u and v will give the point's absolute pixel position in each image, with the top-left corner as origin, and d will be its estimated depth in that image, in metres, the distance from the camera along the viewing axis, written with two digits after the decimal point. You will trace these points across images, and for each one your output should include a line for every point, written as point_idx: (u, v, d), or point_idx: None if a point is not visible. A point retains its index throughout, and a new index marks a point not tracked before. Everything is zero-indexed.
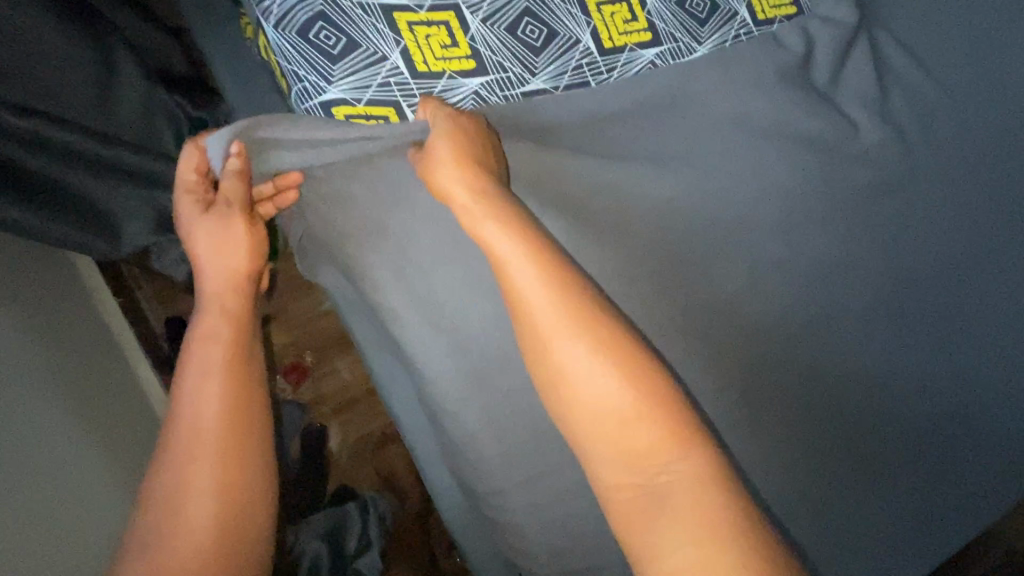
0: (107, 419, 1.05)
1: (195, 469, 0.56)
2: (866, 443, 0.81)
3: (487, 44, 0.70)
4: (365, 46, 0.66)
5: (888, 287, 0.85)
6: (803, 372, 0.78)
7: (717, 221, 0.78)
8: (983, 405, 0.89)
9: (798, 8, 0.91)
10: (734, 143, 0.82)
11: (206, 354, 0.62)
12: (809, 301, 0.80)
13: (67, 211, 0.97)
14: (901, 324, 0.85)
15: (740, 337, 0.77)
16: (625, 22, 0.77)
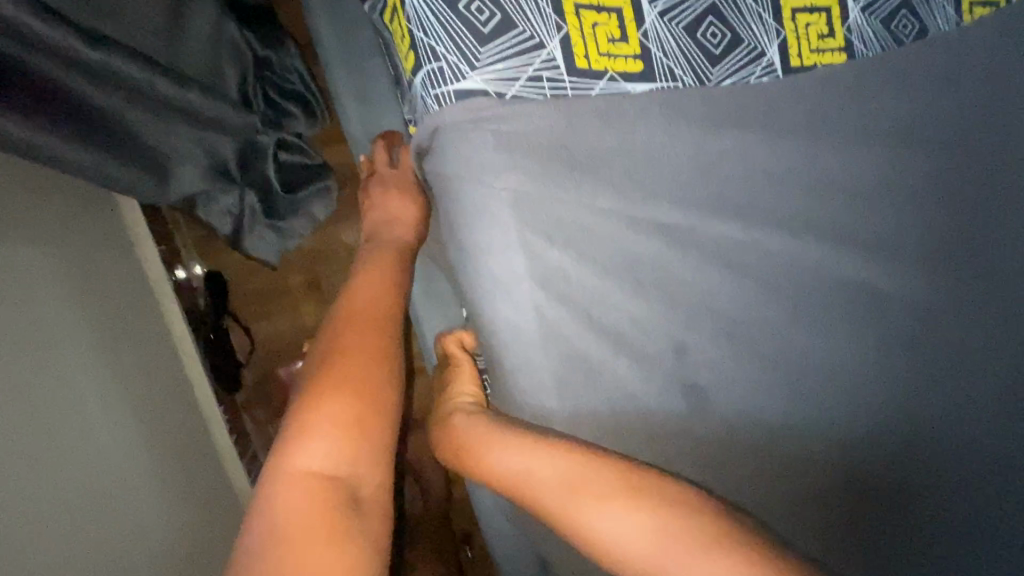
0: (132, 364, 0.99)
1: (335, 384, 0.49)
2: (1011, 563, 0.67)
3: (661, 43, 0.58)
4: (522, 28, 0.54)
5: None
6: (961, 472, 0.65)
7: (873, 291, 0.66)
8: None
9: None
10: (909, 197, 0.68)
11: (372, 274, 0.57)
12: (964, 394, 0.67)
13: (114, 150, 0.86)
14: None
15: (878, 430, 0.64)
16: (819, 38, 0.64)
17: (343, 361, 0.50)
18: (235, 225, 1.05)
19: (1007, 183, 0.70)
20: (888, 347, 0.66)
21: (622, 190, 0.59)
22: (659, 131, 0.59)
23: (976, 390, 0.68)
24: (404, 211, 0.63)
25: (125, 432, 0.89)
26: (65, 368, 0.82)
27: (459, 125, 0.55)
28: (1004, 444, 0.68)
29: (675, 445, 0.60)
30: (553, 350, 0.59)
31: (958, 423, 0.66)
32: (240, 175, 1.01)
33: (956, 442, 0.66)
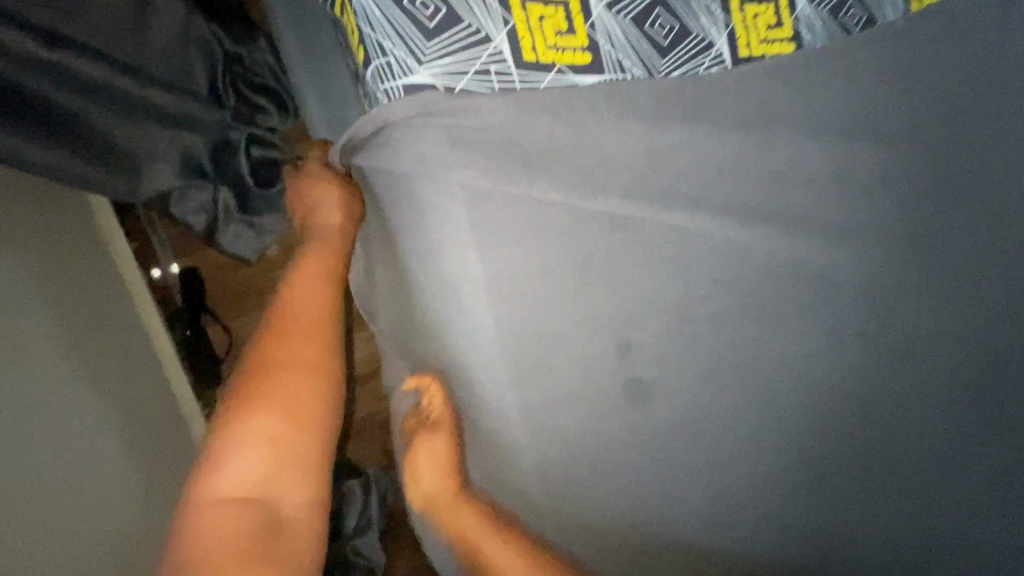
0: (106, 372, 0.98)
1: (269, 400, 0.53)
2: (946, 535, 0.69)
3: (608, 35, 0.59)
4: (467, 21, 0.55)
5: (1004, 371, 0.72)
6: (889, 448, 0.69)
7: (819, 277, 0.68)
8: None
9: None
10: (857, 185, 0.69)
11: (310, 283, 0.59)
12: (905, 375, 0.69)
13: (77, 148, 0.86)
14: (1005, 414, 0.72)
15: (814, 410, 0.67)
16: (768, 28, 0.65)
17: (278, 374, 0.54)
18: (210, 222, 1.04)
19: (954, 172, 0.72)
20: (832, 330, 0.68)
21: (574, 181, 0.60)
22: (610, 125, 0.60)
23: (920, 371, 0.70)
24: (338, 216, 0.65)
25: (104, 450, 0.88)
26: (41, 396, 0.80)
27: (408, 121, 0.56)
28: (942, 423, 0.70)
29: (622, 431, 0.62)
30: (511, 336, 0.59)
31: (894, 401, 0.69)
32: (212, 171, 1.01)
33: (896, 421, 0.69)
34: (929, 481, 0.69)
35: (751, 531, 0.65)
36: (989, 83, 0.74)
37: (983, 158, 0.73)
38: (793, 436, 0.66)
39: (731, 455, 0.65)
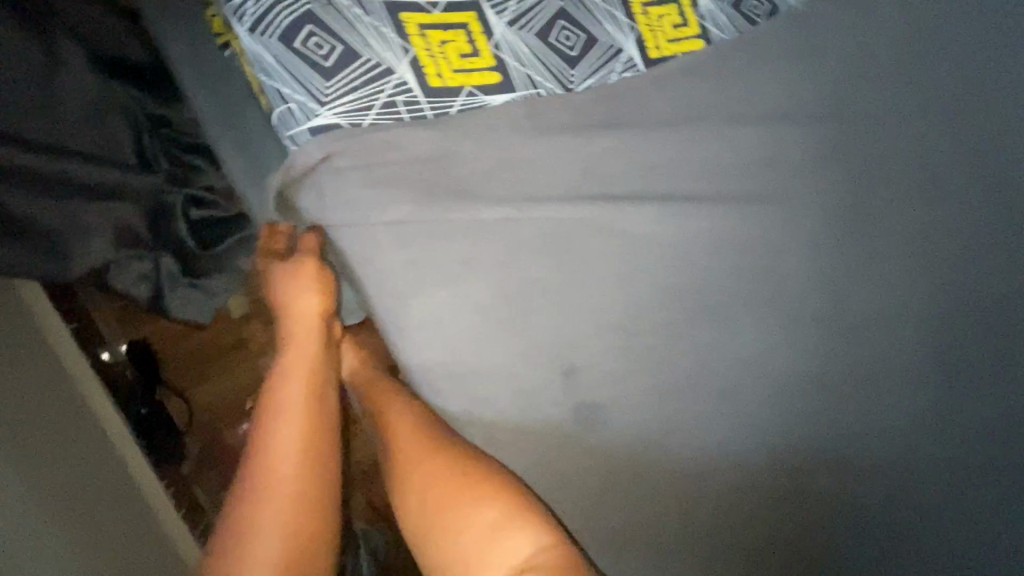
0: (59, 484, 0.87)
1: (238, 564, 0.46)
2: (931, 504, 0.68)
3: (514, 53, 0.58)
4: (365, 56, 0.53)
5: (953, 334, 0.73)
6: (854, 426, 0.69)
7: (759, 265, 0.68)
8: None
9: None
10: (785, 170, 0.70)
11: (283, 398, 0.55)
12: (856, 349, 0.70)
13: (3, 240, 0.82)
14: (967, 373, 0.72)
15: (771, 395, 0.68)
16: (674, 28, 0.65)
17: (258, 526, 0.47)
18: (154, 288, 1.00)
19: (877, 147, 0.73)
20: (778, 317, 0.69)
21: (499, 204, 0.58)
22: (533, 144, 0.59)
23: (870, 344, 0.71)
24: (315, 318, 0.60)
25: (77, 560, 0.80)
26: (15, 534, 0.71)
27: (318, 172, 0.54)
28: (903, 391, 0.70)
29: (581, 447, 0.62)
30: (450, 378, 0.59)
31: (850, 376, 0.70)
32: (149, 238, 0.97)
33: (861, 403, 0.69)
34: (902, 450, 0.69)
35: (735, 541, 0.64)
36: (893, 58, 0.76)
37: (900, 129, 0.75)
38: (751, 424, 0.67)
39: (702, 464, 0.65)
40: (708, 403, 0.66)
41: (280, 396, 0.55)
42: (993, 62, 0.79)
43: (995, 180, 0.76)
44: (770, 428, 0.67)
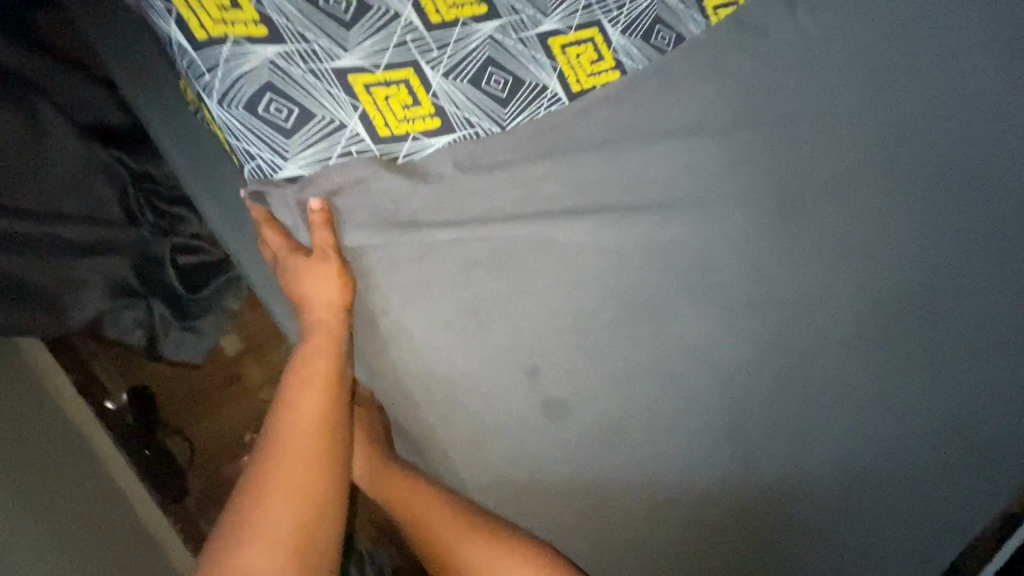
0: (71, 519, 0.95)
1: (269, 535, 0.48)
2: (832, 452, 0.82)
3: (451, 100, 0.66)
4: (320, 115, 0.62)
5: (854, 308, 0.84)
6: (777, 395, 0.79)
7: (689, 263, 0.77)
8: (949, 412, 0.88)
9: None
10: (706, 178, 0.78)
11: (302, 382, 0.57)
12: (775, 330, 0.80)
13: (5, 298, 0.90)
14: (866, 340, 0.84)
15: (709, 378, 0.76)
16: (591, 64, 0.73)
17: (277, 494, 0.50)
18: (148, 334, 1.07)
19: (786, 153, 0.83)
20: (709, 308, 0.77)
21: (452, 231, 0.67)
22: (476, 178, 0.68)
23: (786, 325, 0.81)
24: (339, 314, 0.62)
25: None
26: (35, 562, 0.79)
27: (328, 205, 0.63)
28: (813, 362, 0.82)
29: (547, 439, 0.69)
30: (427, 386, 0.66)
31: (772, 354, 0.80)
32: (140, 288, 1.04)
33: (786, 379, 0.80)
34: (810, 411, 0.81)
35: (687, 512, 0.74)
36: (798, 67, 0.84)
37: (804, 133, 0.84)
38: (694, 405, 0.75)
39: (656, 449, 0.73)
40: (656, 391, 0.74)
41: (301, 375, 0.57)
42: (882, 66, 0.90)
43: (887, 175, 0.88)
44: (709, 406, 0.76)
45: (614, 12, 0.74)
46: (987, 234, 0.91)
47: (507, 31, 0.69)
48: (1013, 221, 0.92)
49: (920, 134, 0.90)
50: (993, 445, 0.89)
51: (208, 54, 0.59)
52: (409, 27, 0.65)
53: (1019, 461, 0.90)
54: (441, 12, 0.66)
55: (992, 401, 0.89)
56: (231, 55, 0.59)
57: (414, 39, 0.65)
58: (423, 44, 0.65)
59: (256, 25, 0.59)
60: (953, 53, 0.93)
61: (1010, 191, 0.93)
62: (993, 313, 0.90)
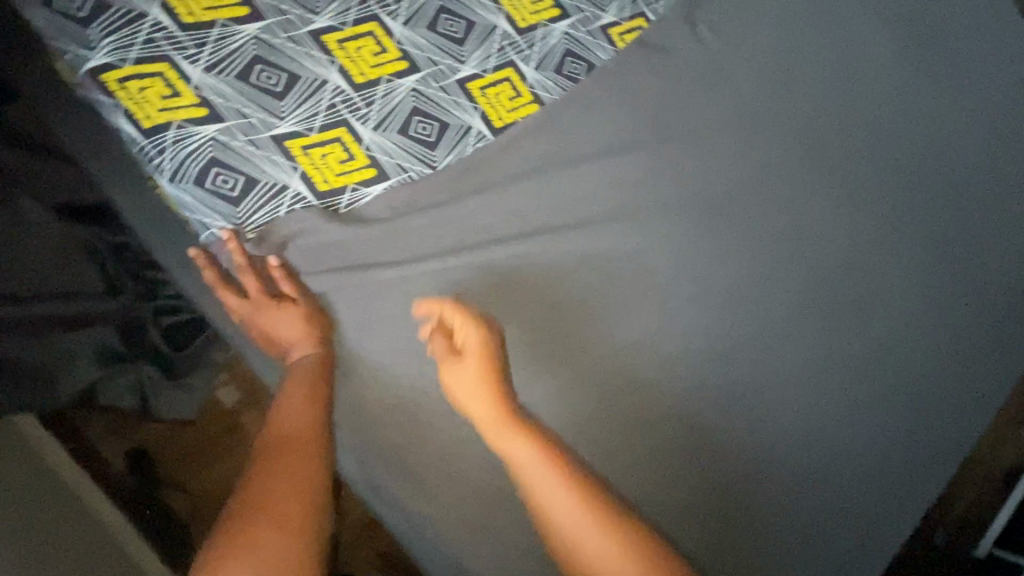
0: None
1: (283, 522, 0.52)
2: (786, 429, 0.87)
3: (383, 150, 0.73)
4: (264, 180, 0.68)
5: (789, 291, 0.91)
6: (728, 382, 0.84)
7: (626, 268, 0.83)
8: (891, 377, 0.94)
9: (645, 20, 0.91)
10: (631, 189, 0.85)
11: (288, 400, 0.63)
12: (716, 321, 0.86)
13: (13, 382, 0.95)
14: (802, 319, 0.91)
15: (658, 373, 0.82)
16: (510, 100, 0.80)
17: (271, 485, 0.55)
18: (139, 395, 1.19)
19: (706, 156, 0.89)
20: (649, 308, 0.83)
21: (397, 267, 0.73)
22: (417, 218, 0.74)
23: (726, 315, 0.87)
24: (316, 346, 0.69)
25: None
26: None
27: (290, 253, 0.71)
28: (756, 346, 0.87)
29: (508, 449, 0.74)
30: (393, 406, 0.73)
31: (715, 343, 0.85)
32: (128, 351, 1.13)
33: (733, 364, 0.85)
34: (762, 392, 0.86)
35: (656, 499, 0.79)
36: (706, 78, 0.91)
37: (721, 135, 0.91)
38: (647, 401, 0.80)
39: (619, 444, 0.78)
40: (609, 391, 0.79)
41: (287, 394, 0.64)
42: (785, 66, 0.97)
43: (804, 164, 0.95)
44: (661, 399, 0.81)
45: (525, 51, 0.81)
46: (900, 209, 0.99)
47: (428, 81, 0.76)
48: (923, 196, 1.01)
49: (829, 123, 0.98)
50: (932, 402, 0.96)
51: (157, 139, 0.65)
52: (337, 90, 0.71)
53: (952, 412, 0.98)
54: (365, 72, 0.73)
55: (927, 361, 0.97)
56: (177, 137, 0.65)
57: (342, 100, 0.72)
58: (351, 104, 0.72)
59: (196, 107, 0.66)
60: (849, 46, 1.01)
61: (915, 168, 1.01)
62: (915, 280, 0.98)
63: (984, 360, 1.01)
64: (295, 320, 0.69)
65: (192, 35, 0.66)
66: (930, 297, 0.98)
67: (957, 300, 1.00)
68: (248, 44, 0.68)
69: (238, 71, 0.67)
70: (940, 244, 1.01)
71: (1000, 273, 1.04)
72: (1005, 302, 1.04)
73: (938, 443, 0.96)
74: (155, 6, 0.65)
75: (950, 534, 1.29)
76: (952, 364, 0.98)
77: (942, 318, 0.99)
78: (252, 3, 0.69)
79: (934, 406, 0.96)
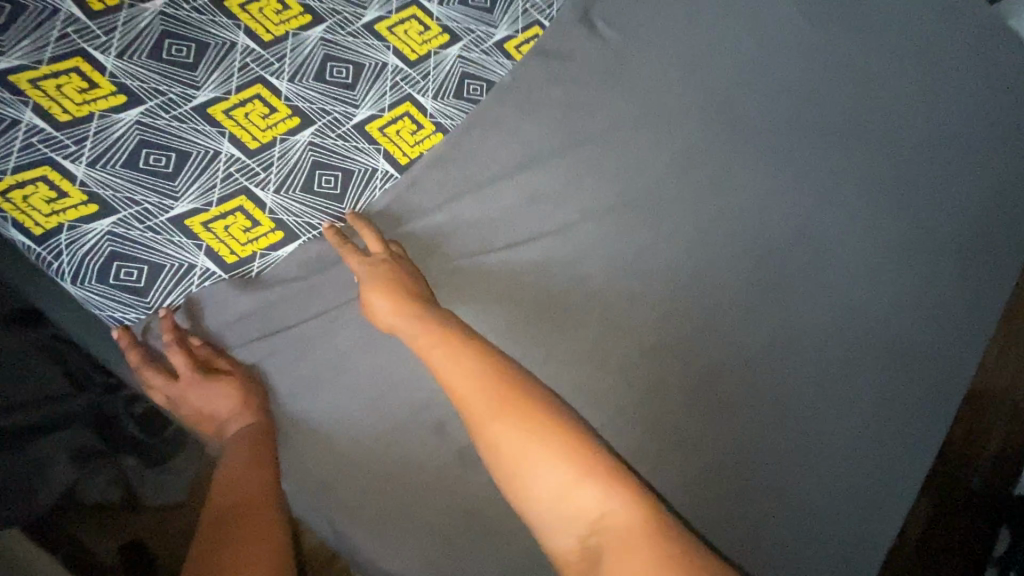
0: None
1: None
2: (760, 411, 0.84)
3: (288, 210, 0.72)
4: (170, 263, 0.67)
5: (734, 270, 0.88)
6: (687, 375, 0.82)
7: (563, 278, 0.81)
8: (858, 337, 0.91)
9: (540, 28, 0.89)
10: (553, 199, 0.83)
11: (233, 466, 0.62)
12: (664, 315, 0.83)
13: None
14: (753, 295, 0.88)
15: (610, 378, 0.80)
16: (412, 134, 0.79)
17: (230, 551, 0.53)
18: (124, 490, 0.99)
19: (624, 150, 0.88)
20: (593, 314, 0.81)
21: (320, 324, 0.71)
22: (334, 271, 0.72)
23: (674, 307, 0.84)
24: (254, 413, 0.68)
25: None
26: None
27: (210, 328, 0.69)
28: (712, 332, 0.85)
29: (468, 489, 0.72)
30: (343, 467, 0.71)
31: (667, 338, 0.83)
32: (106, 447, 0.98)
33: (690, 355, 0.83)
34: (726, 379, 0.83)
35: None
36: (610, 73, 0.90)
37: (636, 127, 0.89)
38: (605, 410, 0.79)
39: None
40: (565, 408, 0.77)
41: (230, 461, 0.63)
42: (690, 46, 0.96)
43: (729, 139, 0.93)
44: (620, 407, 0.79)
45: (421, 83, 0.80)
46: (833, 164, 0.97)
47: (324, 132, 0.75)
48: (856, 147, 0.99)
49: (747, 94, 0.96)
50: (909, 350, 0.93)
51: (51, 243, 0.64)
52: (231, 159, 0.70)
53: (933, 356, 0.94)
54: (258, 136, 0.72)
55: (895, 311, 0.94)
56: (71, 238, 0.64)
57: (238, 168, 0.71)
58: (248, 171, 0.71)
59: (85, 204, 0.65)
60: (755, 13, 1.00)
61: (842, 120, 0.99)
62: (865, 233, 0.95)
63: (957, 299, 0.97)
64: (228, 390, 0.67)
65: (70, 133, 0.65)
66: (884, 247, 0.95)
67: (915, 242, 0.97)
68: (130, 130, 0.67)
69: (123, 160, 0.67)
70: (888, 192, 0.98)
71: (956, 208, 1.00)
72: (967, 234, 1.00)
73: (925, 391, 0.93)
74: (27, 111, 0.64)
75: (982, 477, 1.22)
76: (924, 310, 0.95)
77: (904, 264, 0.95)
78: (128, 89, 0.68)
79: (912, 354, 0.93)
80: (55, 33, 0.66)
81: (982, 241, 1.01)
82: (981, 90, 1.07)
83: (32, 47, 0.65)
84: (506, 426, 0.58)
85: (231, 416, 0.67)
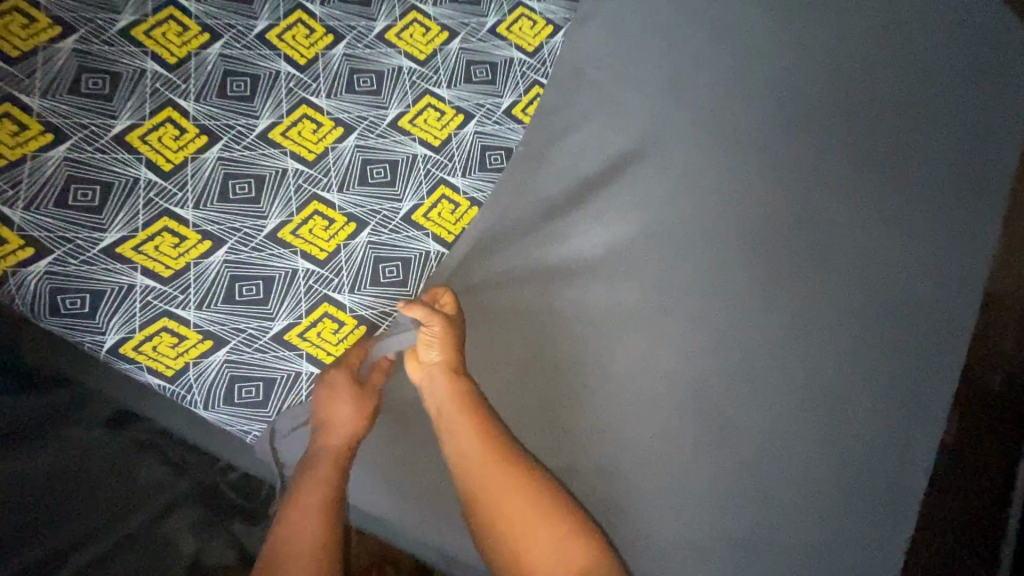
0: None
1: None
2: (813, 390, 0.90)
3: (365, 306, 0.82)
4: (280, 374, 0.78)
5: (762, 264, 0.95)
6: (737, 372, 0.89)
7: (607, 309, 0.90)
8: (897, 300, 0.96)
9: (540, 87, 0.98)
10: (584, 238, 0.92)
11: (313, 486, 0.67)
12: (704, 321, 0.91)
13: None
14: (785, 284, 0.94)
15: (670, 389, 0.88)
16: (452, 213, 0.89)
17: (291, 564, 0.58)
18: None
19: (639, 179, 0.95)
20: (641, 335, 0.89)
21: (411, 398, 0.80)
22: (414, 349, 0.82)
23: (713, 312, 0.92)
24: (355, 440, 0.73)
25: None
26: None
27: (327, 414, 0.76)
28: (753, 327, 0.92)
29: None
30: None
31: (713, 341, 0.90)
32: None
33: (737, 353, 0.91)
34: (775, 367, 0.91)
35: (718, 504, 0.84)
36: (611, 111, 0.98)
37: (645, 155, 0.96)
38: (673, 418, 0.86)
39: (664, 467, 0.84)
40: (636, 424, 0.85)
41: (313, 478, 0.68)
42: (678, 66, 1.02)
43: (733, 143, 0.99)
44: (685, 412, 0.87)
45: (448, 165, 0.90)
46: (836, 145, 1.02)
47: (379, 230, 0.85)
48: (852, 124, 1.04)
49: (743, 98, 1.02)
50: (946, 301, 0.98)
51: (182, 380, 0.75)
52: (308, 273, 0.81)
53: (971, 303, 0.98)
54: (324, 246, 0.82)
55: (926, 268, 0.98)
56: (197, 372, 0.76)
57: (316, 280, 0.81)
58: (324, 280, 0.81)
59: (202, 341, 0.76)
60: (729, 23, 1.07)
61: (833, 103, 1.05)
62: (881, 202, 1.00)
63: (978, 253, 1.01)
64: (345, 414, 0.74)
65: (176, 285, 0.76)
66: (902, 210, 1.00)
67: (931, 199, 1.02)
68: (221, 269, 0.78)
69: (222, 296, 0.77)
70: (888, 165, 1.03)
71: (958, 169, 1.05)
72: (978, 180, 1.05)
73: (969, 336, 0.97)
74: (138, 275, 0.75)
75: None
76: (952, 260, 0.99)
77: (923, 224, 1.00)
78: (210, 234, 0.78)
79: (950, 304, 0.98)
80: (141, 200, 0.77)
81: (994, 182, 1.06)
82: (957, 54, 1.12)
83: (128, 217, 0.76)
84: (498, 477, 0.69)
85: (334, 441, 0.72)
